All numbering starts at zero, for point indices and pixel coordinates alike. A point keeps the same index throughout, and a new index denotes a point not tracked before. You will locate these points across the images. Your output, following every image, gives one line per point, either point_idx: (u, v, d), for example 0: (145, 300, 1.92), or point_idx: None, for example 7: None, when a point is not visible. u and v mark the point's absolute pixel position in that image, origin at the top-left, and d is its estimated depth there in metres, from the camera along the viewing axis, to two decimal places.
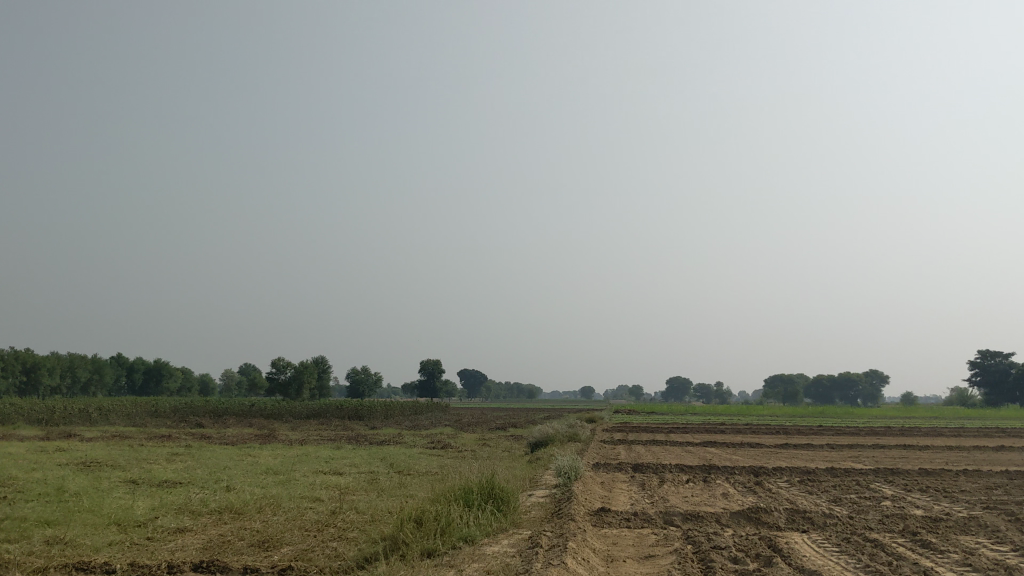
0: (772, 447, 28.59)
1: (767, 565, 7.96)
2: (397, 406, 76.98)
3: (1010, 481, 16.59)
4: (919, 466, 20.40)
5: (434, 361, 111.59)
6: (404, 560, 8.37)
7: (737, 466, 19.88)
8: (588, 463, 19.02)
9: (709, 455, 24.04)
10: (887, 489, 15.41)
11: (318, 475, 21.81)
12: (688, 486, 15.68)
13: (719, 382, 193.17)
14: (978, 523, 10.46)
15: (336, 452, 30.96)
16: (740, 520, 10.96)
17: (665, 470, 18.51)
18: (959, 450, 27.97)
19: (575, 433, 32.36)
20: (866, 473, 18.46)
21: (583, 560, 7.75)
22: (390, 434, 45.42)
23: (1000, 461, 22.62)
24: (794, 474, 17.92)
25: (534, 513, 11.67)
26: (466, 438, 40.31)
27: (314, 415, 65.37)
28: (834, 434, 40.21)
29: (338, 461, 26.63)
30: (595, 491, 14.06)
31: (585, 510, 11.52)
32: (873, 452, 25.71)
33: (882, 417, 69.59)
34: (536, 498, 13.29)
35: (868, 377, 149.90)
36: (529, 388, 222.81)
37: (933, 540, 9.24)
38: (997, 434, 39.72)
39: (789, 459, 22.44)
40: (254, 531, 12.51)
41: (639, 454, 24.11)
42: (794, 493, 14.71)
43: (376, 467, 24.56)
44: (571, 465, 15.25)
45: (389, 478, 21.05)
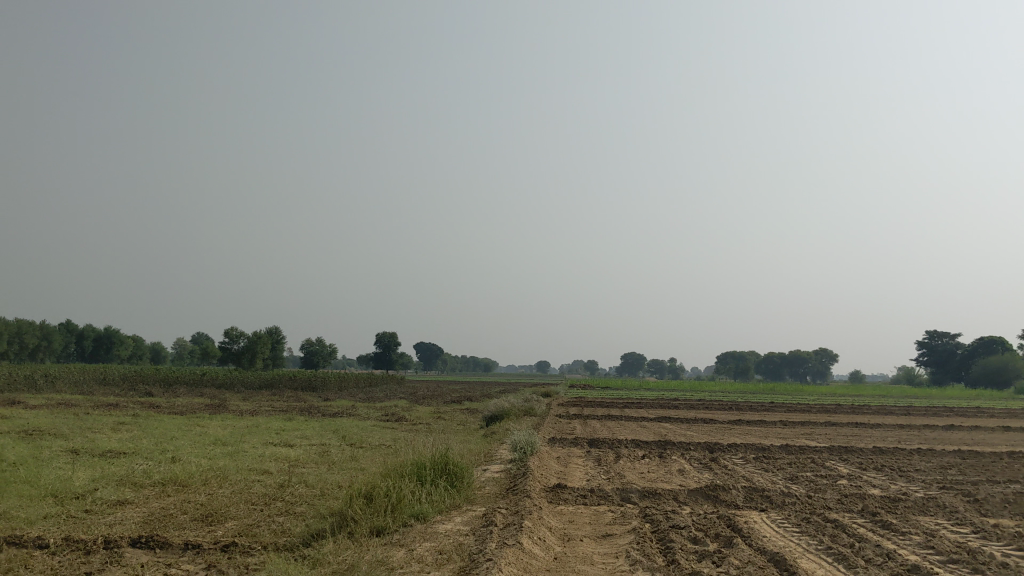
0: (727, 423, 28.68)
1: (727, 546, 7.76)
2: (352, 378, 76.39)
3: (962, 460, 16.70)
4: (872, 445, 20.51)
5: (390, 333, 111.05)
6: (353, 538, 8.01)
7: (693, 442, 19.81)
8: (544, 438, 18.81)
9: (665, 430, 23.98)
10: (842, 467, 15.41)
11: (268, 447, 21.37)
12: (645, 462, 15.49)
13: (673, 359, 195.12)
14: (935, 506, 10.40)
15: (288, 424, 30.47)
16: (698, 498, 10.78)
17: (620, 445, 18.36)
18: (910, 428, 28.25)
19: (531, 407, 32.20)
20: (820, 450, 18.48)
21: (539, 539, 7.46)
22: (344, 406, 45.01)
23: (951, 441, 22.82)
24: (750, 451, 17.91)
25: (488, 489, 11.39)
26: (420, 411, 39.97)
27: (267, 386, 64.61)
28: (786, 411, 40.58)
29: (289, 433, 26.19)
30: (550, 466, 13.84)
31: (541, 486, 11.25)
32: (826, 430, 25.83)
33: (833, 395, 70.53)
34: (490, 473, 13.03)
35: (818, 356, 152.41)
36: (484, 361, 223.10)
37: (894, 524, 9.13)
38: (945, 414, 40.38)
39: (743, 435, 22.46)
40: (198, 505, 12.10)
41: (595, 429, 23.99)
42: (751, 470, 14.61)
43: (328, 440, 24.20)
44: (526, 440, 15.02)
45: (341, 451, 20.68)
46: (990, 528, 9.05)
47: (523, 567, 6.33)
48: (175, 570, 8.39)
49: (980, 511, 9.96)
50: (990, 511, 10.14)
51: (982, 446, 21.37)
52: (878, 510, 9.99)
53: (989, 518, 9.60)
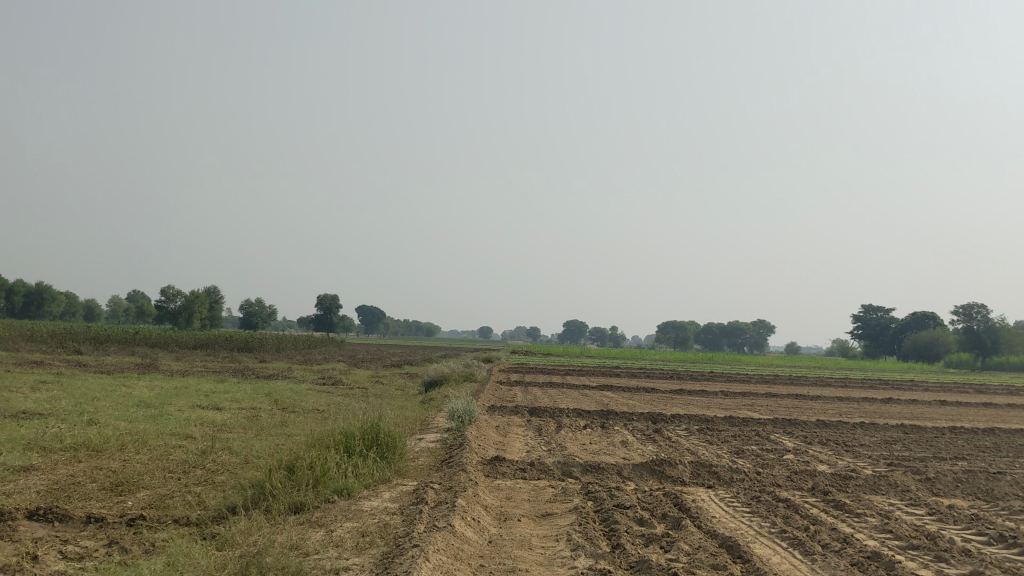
0: (668, 392, 28.44)
1: (675, 528, 7.30)
2: (290, 340, 75.06)
3: (905, 437, 16.60)
4: (815, 418, 20.39)
5: (331, 296, 109.43)
6: (269, 517, 7.35)
7: (637, 411, 19.45)
8: (483, 405, 18.23)
9: (607, 399, 23.63)
10: (787, 441, 15.16)
11: (194, 410, 20.50)
12: (587, 432, 15.02)
13: (614, 327, 196.46)
14: (887, 492, 10.12)
15: (219, 386, 29.49)
16: (643, 474, 10.31)
17: (562, 414, 17.85)
18: (848, 401, 28.32)
19: (471, 372, 31.64)
20: (764, 423, 18.22)
21: (473, 520, 6.89)
22: (279, 368, 43.98)
23: (890, 414, 22.85)
24: (693, 422, 17.59)
25: (422, 461, 10.79)
26: (358, 375, 39.18)
27: (202, 345, 63.07)
28: (727, 381, 40.67)
29: (219, 396, 25.28)
30: (489, 436, 13.30)
31: (478, 459, 10.69)
32: (766, 401, 25.74)
33: (772, 366, 71.27)
34: (426, 442, 12.42)
35: (756, 326, 154.83)
36: (426, 326, 222.21)
37: (848, 512, 8.76)
38: (881, 387, 40.86)
39: (686, 406, 22.18)
40: (110, 472, 11.28)
41: (534, 397, 23.55)
42: (695, 443, 14.23)
43: (260, 403, 23.35)
44: (465, 408, 14.45)
45: (272, 416, 19.92)
46: (946, 517, 8.74)
47: (454, 554, 5.71)
48: (70, 546, 7.61)
49: (927, 498, 9.68)
50: (942, 498, 9.89)
51: (923, 420, 21.34)
52: (830, 494, 9.65)
53: (940, 506, 9.30)
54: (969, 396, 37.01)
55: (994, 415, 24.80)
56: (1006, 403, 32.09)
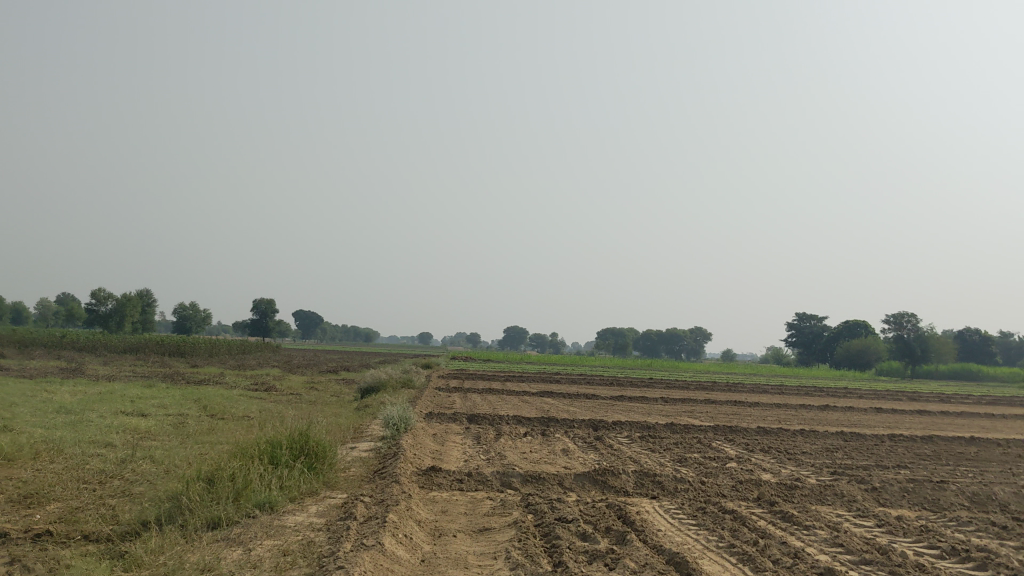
0: (608, 399, 28.21)
1: (618, 543, 6.92)
2: (224, 344, 73.45)
3: (846, 445, 16.51)
4: (755, 425, 20.25)
5: (268, 300, 107.64)
6: (184, 534, 6.80)
7: (577, 419, 19.11)
8: (419, 412, 17.73)
9: (546, 406, 23.30)
10: (729, 449, 14.95)
11: (117, 417, 19.63)
12: (526, 440, 14.62)
13: (554, 334, 196.83)
14: (833, 504, 9.89)
15: (146, 391, 28.50)
16: (585, 484, 9.91)
17: (501, 422, 17.42)
18: (786, 408, 28.40)
19: (409, 378, 31.02)
20: (705, 430, 18.00)
21: (405, 537, 6.42)
22: (211, 373, 42.83)
23: (828, 422, 22.88)
24: (634, 429, 17.29)
25: (353, 473, 10.28)
26: (293, 381, 38.32)
27: (132, 349, 61.35)
28: (666, 388, 40.61)
29: (146, 401, 24.35)
30: (426, 445, 12.81)
31: (413, 470, 10.19)
32: (706, 408, 25.65)
33: (710, 373, 71.70)
34: (358, 451, 11.90)
35: (693, 334, 156.45)
36: (365, 331, 220.19)
37: (795, 526, 8.48)
38: (818, 394, 41.21)
39: (627, 412, 21.91)
40: (19, 483, 10.56)
41: (474, 403, 23.06)
42: (637, 451, 13.90)
43: (188, 410, 22.51)
44: (400, 415, 13.93)
45: (200, 423, 19.15)
46: (895, 530, 8.51)
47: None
48: None
49: (874, 511, 9.45)
50: (887, 510, 9.70)
51: (861, 427, 21.38)
52: (777, 506, 9.37)
53: (887, 518, 9.08)
54: (903, 403, 37.47)
55: (927, 423, 25.03)
56: (938, 411, 32.57)
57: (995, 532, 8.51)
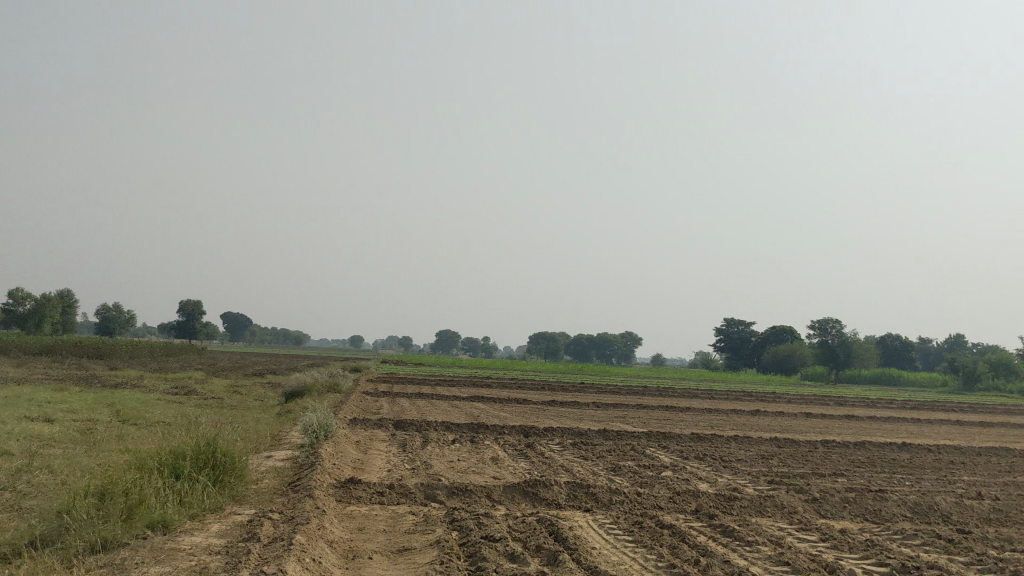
0: (539, 404, 27.71)
1: (550, 564, 6.36)
2: (146, 347, 71.15)
3: (782, 452, 16.26)
4: (689, 431, 19.92)
5: (195, 302, 104.98)
6: (62, 561, 6.09)
7: (508, 424, 18.54)
8: (343, 418, 16.93)
9: (477, 411, 22.68)
10: (664, 456, 14.53)
11: (19, 423, 18.44)
12: (454, 447, 14.00)
13: (485, 337, 196.49)
14: (774, 517, 9.46)
15: (57, 395, 27.11)
16: (514, 496, 9.33)
17: (429, 427, 16.77)
18: (717, 413, 28.23)
19: (336, 382, 30.11)
20: (639, 436, 17.59)
21: (313, 561, 5.76)
22: (129, 376, 41.20)
23: (761, 428, 22.71)
24: (566, 436, 16.79)
25: (265, 487, 9.57)
26: (215, 384, 37.04)
27: (47, 351, 58.97)
28: (599, 392, 40.27)
29: (54, 406, 23.07)
30: (347, 454, 12.12)
31: (330, 482, 9.48)
32: (639, 413, 25.31)
33: (643, 377, 71.83)
34: (272, 462, 11.17)
35: (624, 339, 157.33)
36: (295, 334, 216.82)
37: (737, 541, 8.01)
38: (749, 399, 41.28)
39: (558, 418, 21.43)
40: None
41: (402, 408, 22.34)
42: (569, 459, 13.40)
43: (99, 415, 21.36)
44: (320, 422, 13.19)
45: (109, 429, 18.10)
46: (841, 545, 8.10)
47: None
48: None
49: (815, 524, 9.09)
50: (829, 522, 9.32)
51: (793, 433, 21.21)
52: (719, 521, 8.89)
53: (831, 532, 8.70)
54: (833, 408, 37.74)
55: (857, 428, 25.06)
56: (866, 416, 32.80)
57: (941, 547, 8.23)
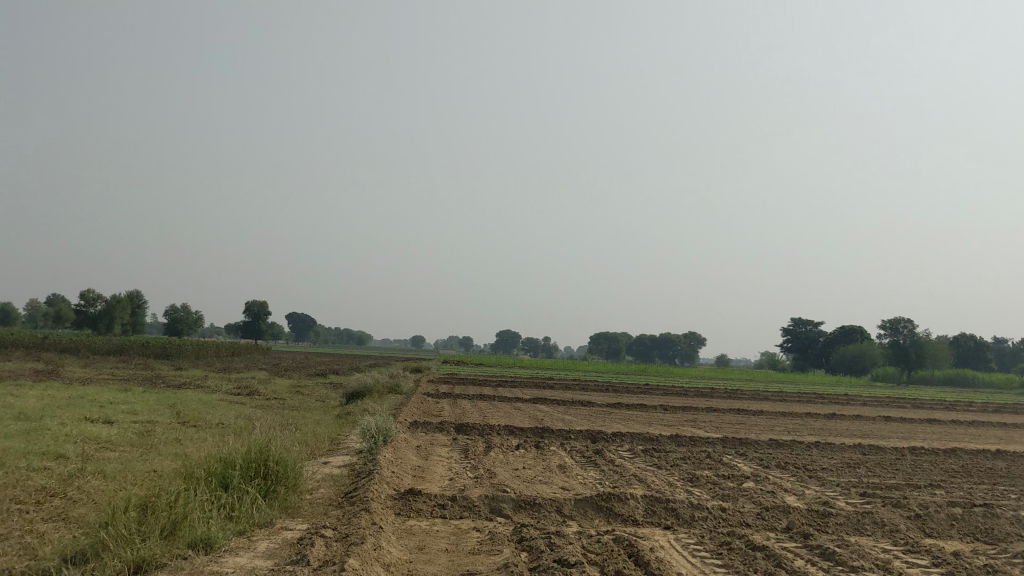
0: (605, 406, 26.89)
1: None
2: (213, 347, 71.85)
3: (868, 460, 15.23)
4: (765, 436, 18.91)
5: (261, 303, 106.01)
6: None
7: (574, 428, 17.78)
8: (403, 421, 16.34)
9: (541, 414, 21.98)
10: (743, 465, 13.62)
11: (78, 424, 18.23)
12: (519, 454, 13.30)
13: (546, 338, 195.83)
14: (874, 536, 8.55)
15: (119, 396, 27.06)
16: (586, 512, 8.56)
17: (492, 432, 16.06)
18: (791, 417, 27.04)
19: (397, 384, 29.62)
20: (713, 442, 16.69)
21: None
22: (193, 376, 41.33)
23: (839, 433, 21.57)
24: (636, 441, 15.96)
25: (321, 497, 8.94)
26: (277, 385, 36.93)
27: (115, 351, 59.76)
28: (664, 394, 39.23)
29: (116, 407, 22.93)
30: (406, 460, 11.50)
31: (389, 492, 8.82)
32: (709, 417, 24.33)
33: (708, 378, 70.37)
34: (329, 469, 10.57)
35: (688, 340, 155.30)
36: (359, 335, 218.55)
37: (839, 567, 7.13)
38: (822, 401, 39.82)
39: (626, 422, 20.60)
40: None
41: (464, 411, 21.69)
42: (642, 468, 12.60)
43: (159, 416, 21.14)
44: (379, 427, 12.59)
45: (167, 431, 17.77)
46: (958, 572, 7.17)
47: None
48: None
49: (924, 546, 8.13)
50: (938, 543, 8.38)
51: (876, 439, 20.08)
52: (816, 542, 8.01)
53: (944, 556, 7.74)
54: (911, 411, 36.16)
55: (943, 434, 23.71)
56: (948, 419, 31.30)
57: None
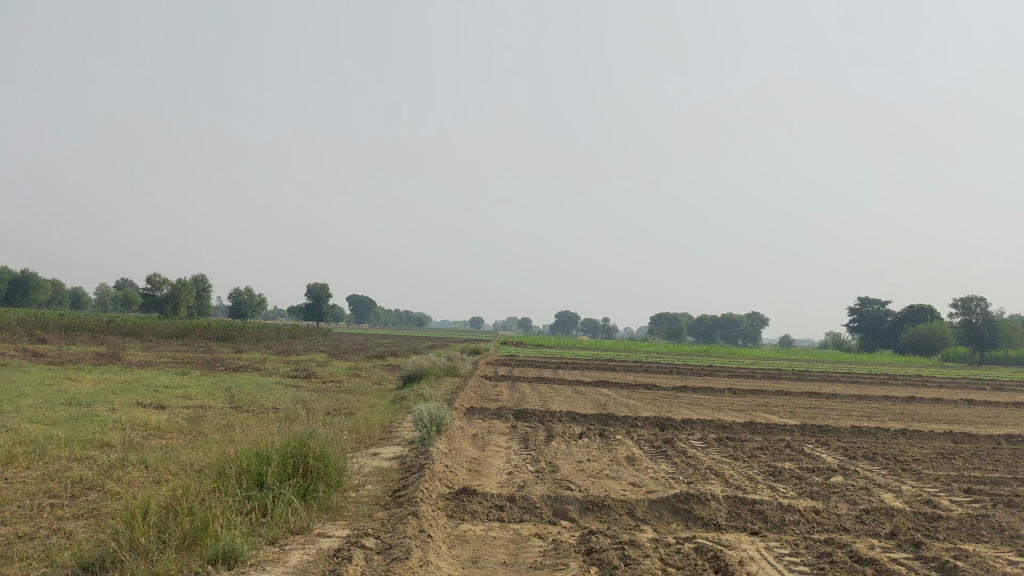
0: (670, 390, 25.79)
1: None
2: (274, 329, 72.11)
3: (962, 450, 13.96)
4: (845, 423, 17.66)
5: (322, 286, 106.51)
6: None
7: (641, 415, 16.74)
8: (459, 407, 15.47)
9: (605, 398, 20.90)
10: (826, 456, 12.48)
11: (129, 410, 17.70)
12: (583, 443, 12.34)
13: (605, 320, 194.71)
14: (996, 545, 7.44)
15: (175, 379, 26.68)
16: (662, 515, 7.58)
17: (554, 419, 15.11)
18: (867, 400, 25.65)
19: (454, 366, 28.85)
20: (791, 430, 15.52)
21: None
22: (253, 359, 41.09)
23: (923, 418, 20.18)
24: (708, 429, 14.88)
25: (366, 495, 8.06)
26: (335, 367, 36.45)
27: (178, 334, 60.10)
28: (730, 376, 37.90)
29: (171, 391, 22.50)
30: (461, 452, 10.60)
31: (441, 491, 7.93)
32: (781, 401, 23.11)
33: (773, 360, 68.57)
34: (377, 462, 9.71)
35: (750, 320, 152.82)
36: (418, 316, 219.59)
37: None
38: (897, 384, 38.16)
39: (694, 407, 19.50)
40: None
41: (524, 395, 20.73)
42: (717, 460, 11.55)
43: (213, 401, 20.62)
44: (432, 415, 11.71)
45: (218, 417, 17.15)
46: None
47: None
48: None
49: None
50: None
51: (965, 426, 18.73)
52: (931, 554, 6.91)
53: None
54: (992, 394, 34.39)
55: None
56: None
57: None
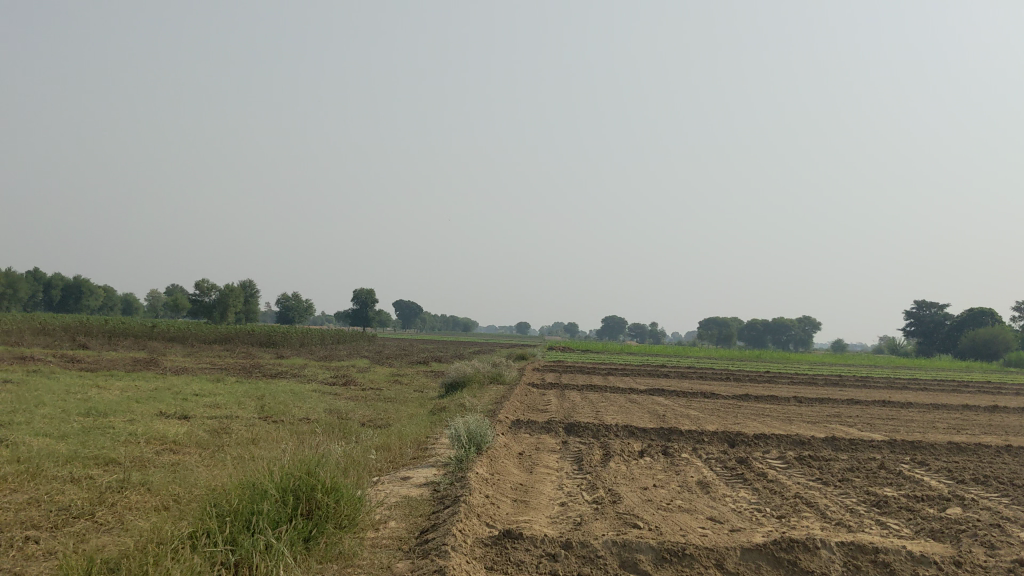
0: (729, 399, 23.98)
1: None
2: (319, 335, 71.25)
3: None
4: (932, 437, 15.77)
5: (368, 290, 105.90)
6: None
7: (705, 428, 15.05)
8: (502, 420, 13.91)
9: (661, 409, 19.22)
10: (929, 480, 10.66)
11: (149, 421, 16.43)
12: (646, 464, 10.71)
13: (653, 322, 191.87)
14: None
15: (208, 386, 25.50)
16: (760, 569, 5.96)
17: (609, 434, 13.49)
18: (945, 410, 23.57)
19: (499, 374, 27.25)
20: (877, 446, 13.74)
21: None
22: (296, 365, 40.00)
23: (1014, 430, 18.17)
24: (783, 446, 13.12)
25: (388, 538, 6.50)
26: (377, 373, 35.19)
27: (222, 339, 59.36)
28: (788, 384, 35.80)
29: (200, 399, 21.28)
30: (507, 477, 9.02)
31: (482, 535, 6.35)
32: (852, 412, 21.22)
33: (831, 366, 65.87)
34: (405, 491, 8.16)
35: (801, 323, 149.61)
36: (465, 320, 219.01)
37: None
38: (970, 391, 35.79)
39: (762, 419, 17.74)
40: None
41: (575, 406, 19.11)
42: (805, 485, 9.84)
43: (243, 411, 19.32)
44: (473, 431, 10.16)
45: (242, 429, 15.78)
46: None
47: None
48: None
49: None
50: None
51: None
52: None
53: None
54: None
55: None
56: None
57: None
